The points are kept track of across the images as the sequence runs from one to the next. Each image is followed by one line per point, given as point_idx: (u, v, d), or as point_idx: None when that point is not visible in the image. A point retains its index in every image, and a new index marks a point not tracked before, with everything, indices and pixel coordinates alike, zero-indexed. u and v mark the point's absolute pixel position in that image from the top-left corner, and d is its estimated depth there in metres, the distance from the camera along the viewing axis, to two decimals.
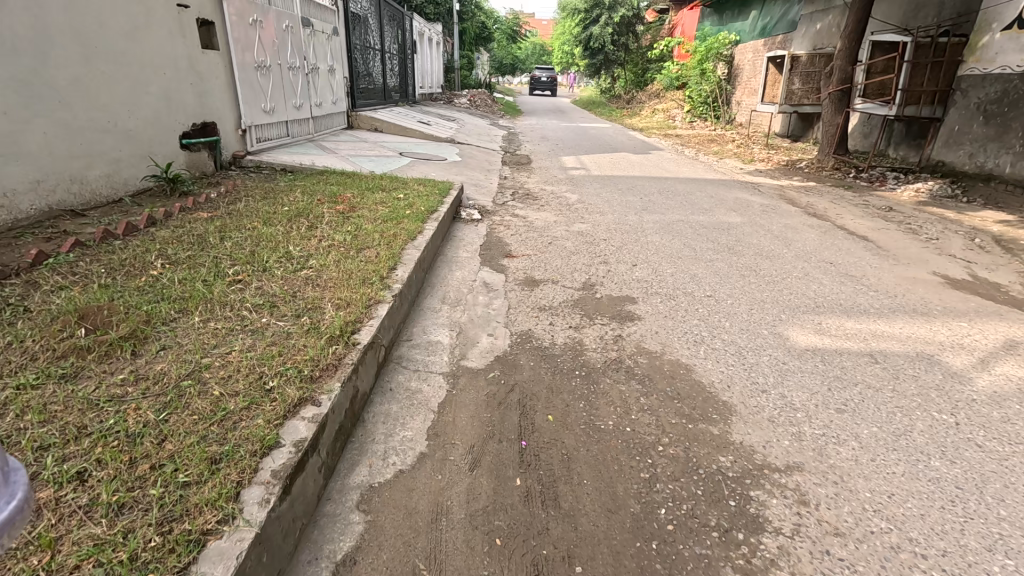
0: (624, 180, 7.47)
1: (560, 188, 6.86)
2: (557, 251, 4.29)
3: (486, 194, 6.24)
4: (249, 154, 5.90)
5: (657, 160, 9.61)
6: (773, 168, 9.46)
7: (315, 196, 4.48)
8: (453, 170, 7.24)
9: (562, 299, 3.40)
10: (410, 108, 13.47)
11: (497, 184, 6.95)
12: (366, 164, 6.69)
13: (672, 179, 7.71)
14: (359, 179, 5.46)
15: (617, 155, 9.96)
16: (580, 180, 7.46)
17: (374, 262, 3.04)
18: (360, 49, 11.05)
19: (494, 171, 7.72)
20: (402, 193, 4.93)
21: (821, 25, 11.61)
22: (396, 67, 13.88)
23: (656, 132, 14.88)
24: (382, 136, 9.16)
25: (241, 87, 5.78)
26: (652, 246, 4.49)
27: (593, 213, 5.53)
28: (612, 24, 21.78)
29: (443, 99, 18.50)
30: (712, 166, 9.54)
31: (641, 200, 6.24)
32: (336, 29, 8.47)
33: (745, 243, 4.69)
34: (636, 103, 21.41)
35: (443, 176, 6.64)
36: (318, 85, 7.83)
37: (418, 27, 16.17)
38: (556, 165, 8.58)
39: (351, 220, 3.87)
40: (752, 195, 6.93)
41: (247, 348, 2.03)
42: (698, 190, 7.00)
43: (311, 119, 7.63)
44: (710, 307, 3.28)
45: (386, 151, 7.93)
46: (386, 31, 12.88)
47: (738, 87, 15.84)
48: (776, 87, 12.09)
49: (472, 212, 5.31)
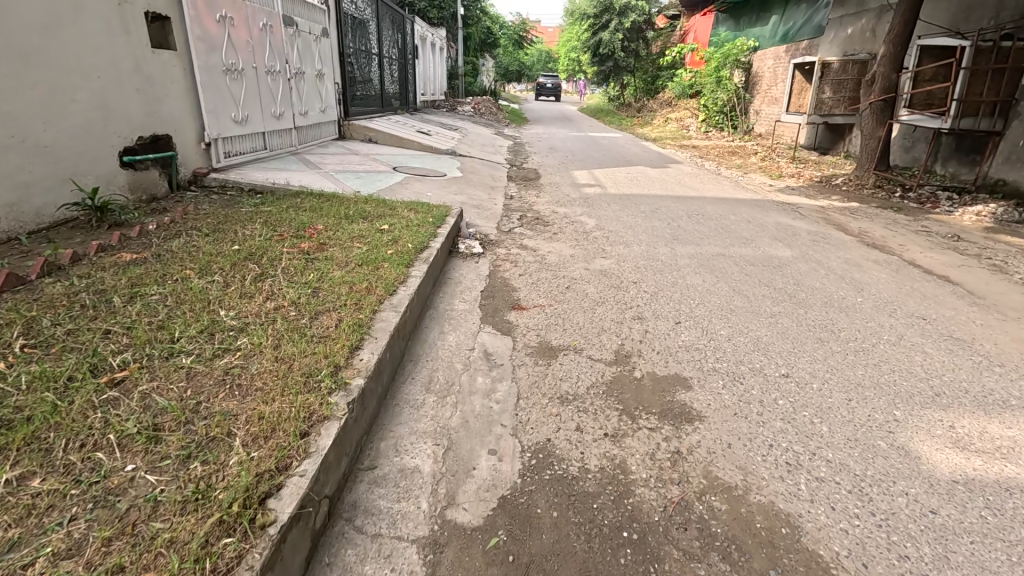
0: (645, 200, 6.61)
1: (574, 210, 6.00)
2: (576, 300, 3.43)
3: (489, 218, 5.41)
4: (213, 172, 5.07)
5: (678, 175, 8.76)
6: (806, 185, 8.58)
7: (277, 228, 3.65)
8: (452, 188, 6.40)
9: (590, 380, 2.52)
10: (409, 116, 12.66)
11: (502, 204, 6.11)
12: (353, 182, 5.83)
13: (699, 199, 6.86)
14: (339, 202, 4.63)
15: (633, 169, 9.11)
16: (596, 200, 6.61)
17: (330, 341, 2.17)
18: (356, 53, 10.26)
19: (499, 189, 6.89)
20: (388, 222, 4.08)
21: (852, 30, 10.75)
22: (396, 73, 13.10)
23: (671, 143, 14.03)
24: (376, 148, 8.32)
25: (205, 94, 4.95)
26: (693, 292, 3.64)
27: (616, 243, 4.67)
28: (622, 29, 21.00)
29: (446, 107, 17.71)
30: (739, 182, 8.67)
31: (669, 225, 5.39)
32: (325, 30, 7.65)
33: (805, 286, 3.83)
34: (647, 111, 20.59)
35: (440, 197, 5.80)
36: (303, 92, 7.00)
37: (421, 32, 15.43)
38: (567, 182, 7.73)
39: (314, 267, 3.01)
40: (793, 219, 6.07)
41: (67, 552, 1.17)
42: (731, 212, 6.13)
43: (294, 129, 6.80)
44: (793, 397, 2.41)
45: (379, 165, 7.08)
46: (385, 35, 12.12)
47: (757, 95, 14.97)
48: (803, 96, 11.23)
49: (474, 243, 4.43)
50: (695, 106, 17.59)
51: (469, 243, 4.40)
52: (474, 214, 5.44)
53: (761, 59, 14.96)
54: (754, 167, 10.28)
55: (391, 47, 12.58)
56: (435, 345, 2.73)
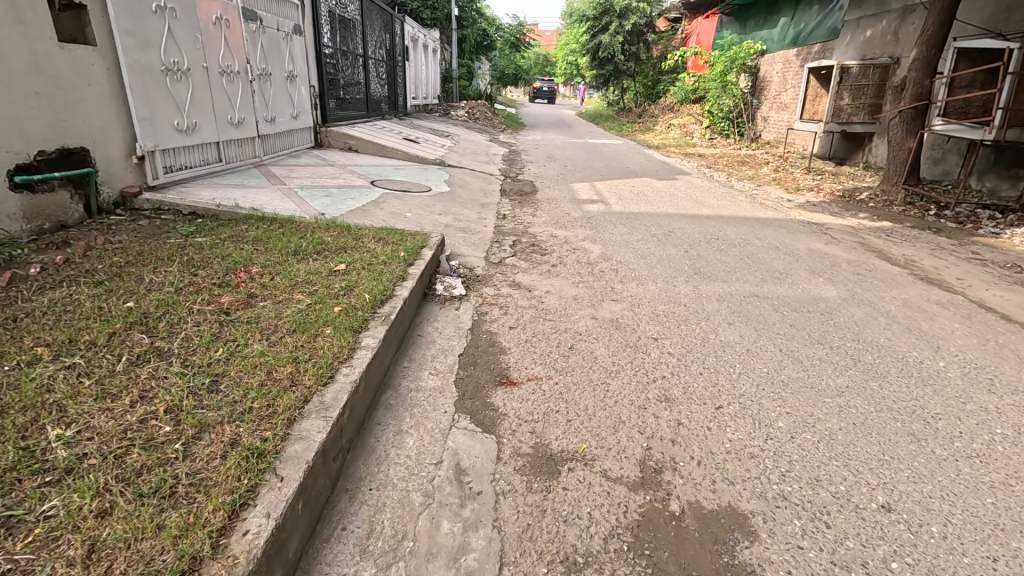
0: (655, 220, 5.85)
1: (576, 232, 5.21)
2: (581, 369, 2.65)
3: (477, 244, 4.63)
4: (147, 190, 4.26)
5: (688, 188, 8.02)
6: (828, 201, 7.83)
7: (198, 271, 2.85)
8: (435, 206, 5.61)
9: (608, 521, 1.72)
10: (398, 122, 11.87)
11: (493, 226, 5.33)
12: (321, 200, 5.02)
13: (715, 218, 6.11)
14: (294, 230, 3.85)
15: (639, 182, 8.35)
16: (599, 219, 5.84)
17: (199, 497, 1.37)
18: (339, 54, 9.48)
19: (490, 206, 6.11)
20: (346, 259, 3.27)
21: (871, 32, 10.04)
22: (384, 75, 12.32)
23: (676, 151, 13.31)
24: (356, 158, 7.52)
25: (138, 98, 4.15)
26: (730, 354, 2.85)
27: (627, 280, 3.89)
28: (622, 32, 20.28)
29: (439, 111, 16.94)
30: (755, 197, 7.92)
31: (686, 254, 4.62)
32: (296, 27, 6.86)
33: (867, 343, 3.06)
34: (648, 117, 19.88)
35: (420, 218, 5.01)
36: (269, 95, 6.20)
37: (412, 33, 14.67)
38: (565, 196, 6.96)
39: (226, 338, 2.20)
40: (825, 243, 5.31)
41: None
42: (755, 236, 5.37)
43: (257, 138, 6.00)
44: (909, 559, 1.62)
45: (355, 178, 6.27)
46: (373, 37, 11.39)
47: (766, 101, 14.24)
48: (818, 102, 10.51)
49: (457, 280, 3.63)
50: (699, 111, 16.87)
51: (450, 280, 3.60)
52: (458, 239, 4.65)
53: (769, 64, 14.25)
54: (768, 180, 9.53)
55: (379, 49, 11.84)
56: (386, 457, 1.93)
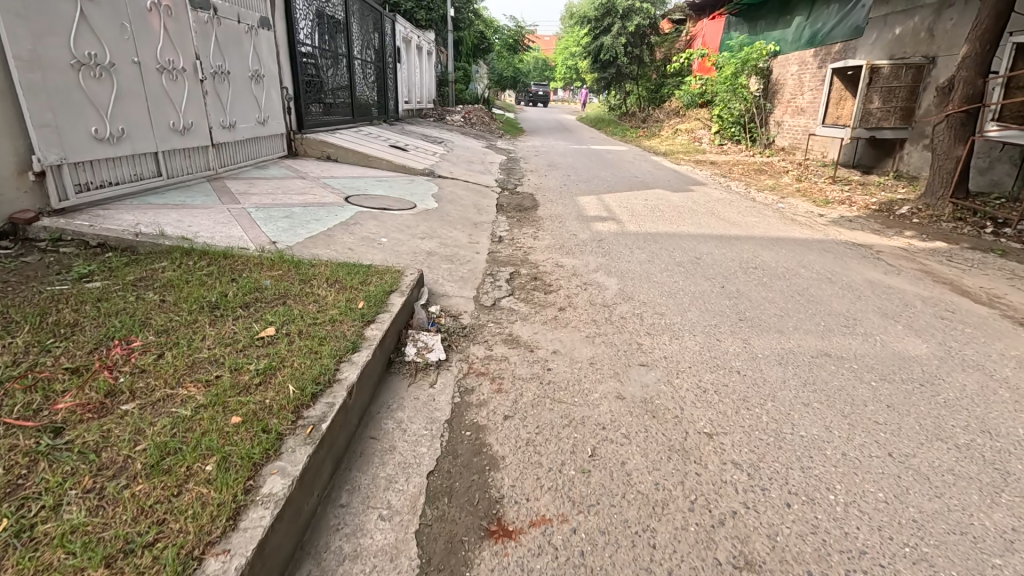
0: (677, 243, 4.98)
1: (586, 260, 4.34)
2: (608, 502, 1.77)
3: (466, 279, 3.75)
4: (49, 216, 3.38)
5: (707, 202, 7.15)
6: (865, 216, 6.96)
7: (51, 348, 1.97)
8: (418, 227, 4.74)
9: None
10: (387, 128, 11.01)
11: (485, 252, 4.46)
12: (280, 223, 4.15)
13: (747, 240, 5.22)
14: (226, 269, 2.98)
15: (652, 195, 7.48)
16: (612, 241, 4.96)
17: None
18: (320, 54, 8.62)
19: (483, 225, 5.24)
20: (281, 317, 2.39)
21: (901, 30, 9.20)
22: (373, 77, 11.47)
23: (686, 158, 12.47)
24: (333, 169, 6.65)
25: (36, 98, 3.26)
26: (823, 467, 1.97)
27: (656, 333, 3.02)
28: (626, 34, 19.44)
29: (433, 116, 16.07)
30: (783, 211, 7.05)
31: (722, 291, 3.74)
32: (262, 20, 6.00)
33: (1005, 440, 2.18)
34: (653, 122, 19.07)
35: (397, 245, 4.14)
36: (227, 97, 5.33)
37: (404, 33, 13.83)
38: (569, 213, 6.09)
39: (26, 493, 1.32)
40: (883, 271, 4.45)
41: None
42: (799, 263, 4.51)
43: (211, 146, 5.13)
44: None
45: (328, 193, 5.40)
46: (360, 37, 10.55)
47: (780, 105, 13.40)
48: (843, 106, 9.71)
49: (436, 337, 2.74)
50: (707, 116, 16.03)
51: (427, 338, 2.71)
52: (443, 273, 3.78)
53: (783, 65, 13.43)
54: (791, 191, 8.67)
55: (366, 50, 10.98)
56: None
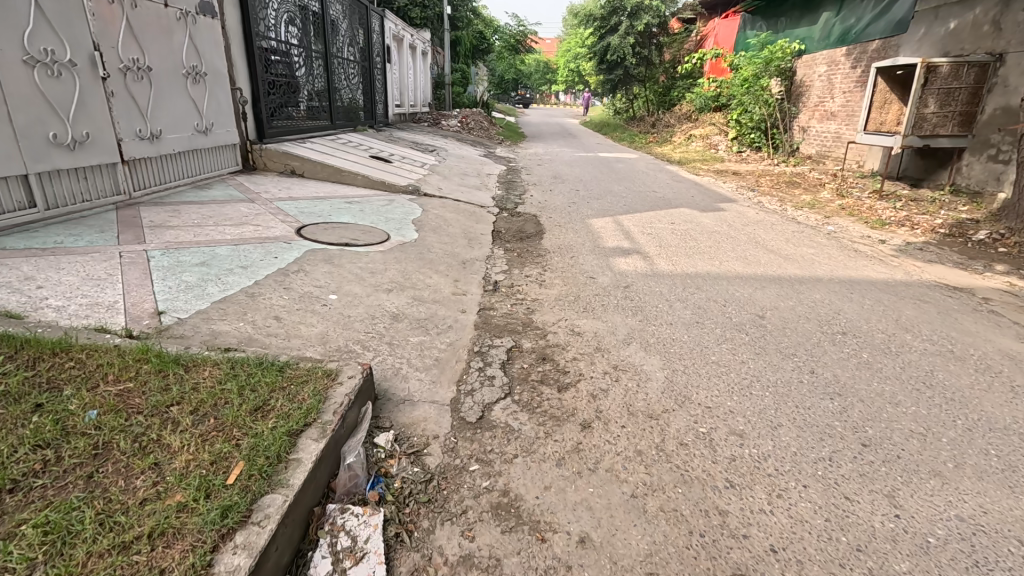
0: (726, 291, 3.81)
1: (611, 324, 3.16)
2: None
3: (442, 363, 2.58)
4: None
5: (745, 226, 5.97)
6: (937, 243, 5.78)
7: None
8: (387, 271, 3.59)
9: None
10: (373, 134, 9.86)
11: (474, 309, 3.30)
12: (189, 275, 3.00)
13: (815, 284, 4.04)
14: (34, 382, 1.81)
15: (677, 217, 6.31)
16: (641, 288, 3.78)
17: None
18: (293, 51, 7.45)
19: (473, 264, 4.08)
20: (50, 534, 1.22)
21: (957, 24, 8.04)
22: (358, 78, 10.33)
23: (704, 168, 11.33)
24: (294, 188, 5.48)
25: None
26: None
27: (741, 485, 1.87)
28: (634, 33, 18.47)
29: (428, 120, 14.90)
30: (838, 236, 5.88)
31: (817, 385, 2.56)
32: (202, 4, 4.85)
33: None
34: (662, 127, 17.98)
35: (350, 306, 2.97)
36: (146, 100, 4.18)
37: (396, 31, 12.73)
38: (580, 243, 4.92)
39: None
40: (1014, 335, 3.29)
41: None
42: (896, 323, 3.35)
43: (120, 164, 3.98)
44: None
45: (277, 223, 4.24)
46: (342, 34, 9.41)
47: (806, 109, 12.23)
48: (887, 112, 8.71)
49: (372, 519, 1.59)
50: (723, 121, 14.86)
51: (355, 525, 1.56)
52: (410, 355, 2.61)
53: (809, 66, 12.24)
54: (835, 208, 7.49)
55: (350, 48, 9.81)
56: None
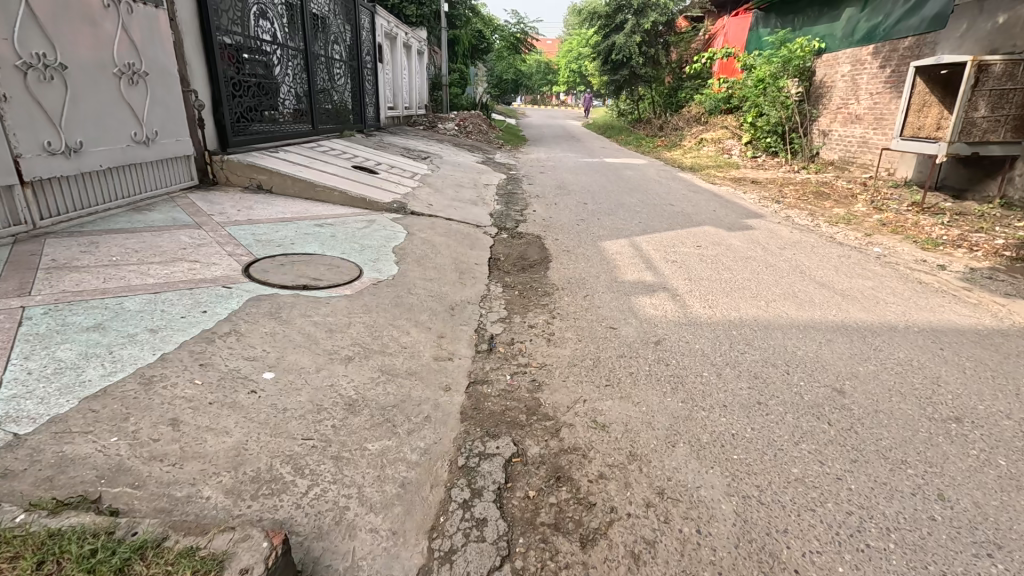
0: (785, 349, 2.99)
1: (646, 410, 2.35)
2: None
3: (410, 495, 1.77)
4: None
5: (782, 249, 5.16)
6: (1006, 270, 4.98)
7: None
8: (351, 327, 2.78)
9: None
10: (362, 140, 9.08)
11: (462, 383, 2.48)
12: (69, 347, 2.19)
13: (892, 336, 3.23)
14: None
15: (702, 238, 5.50)
16: (677, 345, 2.97)
17: None
18: (270, 49, 6.63)
19: (464, 311, 3.27)
20: None
21: (1006, 17, 7.23)
22: (347, 79, 9.55)
23: (720, 175, 10.53)
24: (257, 209, 4.67)
25: None
26: None
27: None
28: (640, 31, 17.74)
29: (423, 124, 14.12)
30: (891, 261, 5.06)
31: (958, 527, 1.75)
32: None
33: None
34: (670, 130, 17.19)
35: (290, 392, 2.16)
36: (57, 106, 3.38)
37: (389, 29, 11.98)
38: (594, 276, 4.11)
39: None
40: None
41: None
42: (1015, 399, 2.55)
43: (19, 187, 3.18)
44: None
45: (222, 258, 3.44)
46: (327, 31, 8.60)
47: (827, 112, 11.42)
48: (925, 115, 7.85)
49: None
50: (736, 124, 14.05)
51: None
52: (363, 480, 1.80)
53: (831, 66, 11.42)
54: (875, 224, 6.70)
55: (336, 47, 9.00)
56: None
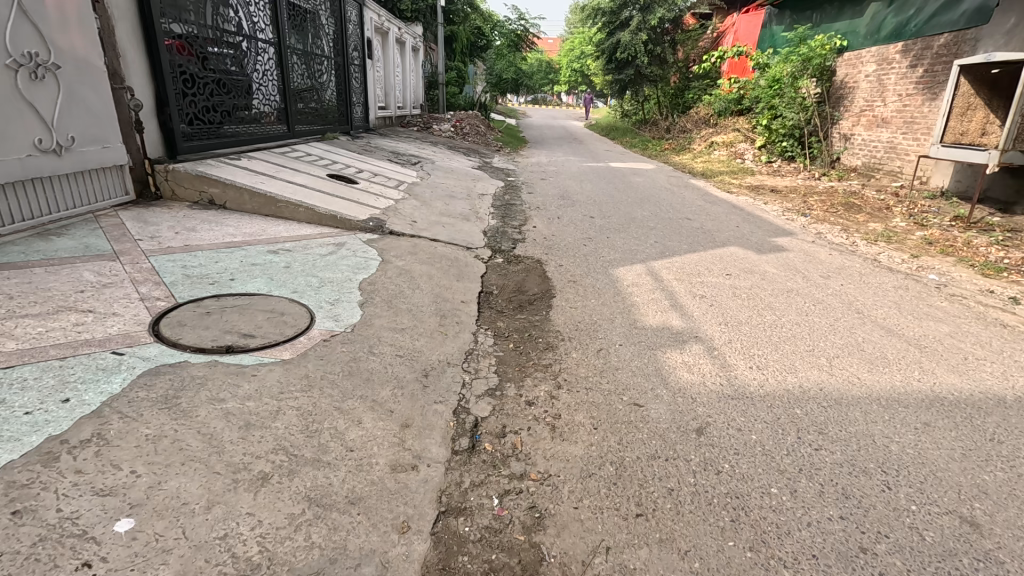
0: (872, 442, 2.21)
1: (701, 571, 1.56)
2: None
3: None
4: None
5: (825, 277, 4.38)
6: None
7: None
8: (277, 419, 1.99)
9: None
10: (347, 143, 8.30)
11: (427, 519, 1.69)
12: None
13: (1008, 415, 2.44)
14: None
15: (730, 263, 4.72)
16: (728, 437, 2.19)
17: None
18: (234, 39, 5.79)
19: (440, 379, 2.48)
20: None
21: None
22: (331, 76, 8.75)
23: (735, 183, 9.75)
24: (200, 230, 3.88)
25: None
26: None
27: None
28: (646, 28, 16.96)
29: (417, 125, 13.32)
30: (955, 293, 4.28)
31: None
32: None
33: None
34: (678, 132, 16.42)
35: (147, 562, 1.37)
36: None
37: (381, 23, 11.20)
38: (608, 319, 3.32)
39: None
40: None
41: None
42: None
43: None
44: None
45: (130, 305, 2.65)
46: (306, 21, 7.75)
47: (849, 115, 10.62)
48: (968, 120, 7.08)
49: None
50: (749, 127, 13.28)
51: None
52: None
53: (853, 65, 10.62)
54: (919, 243, 5.92)
55: (318, 39, 8.16)
56: None
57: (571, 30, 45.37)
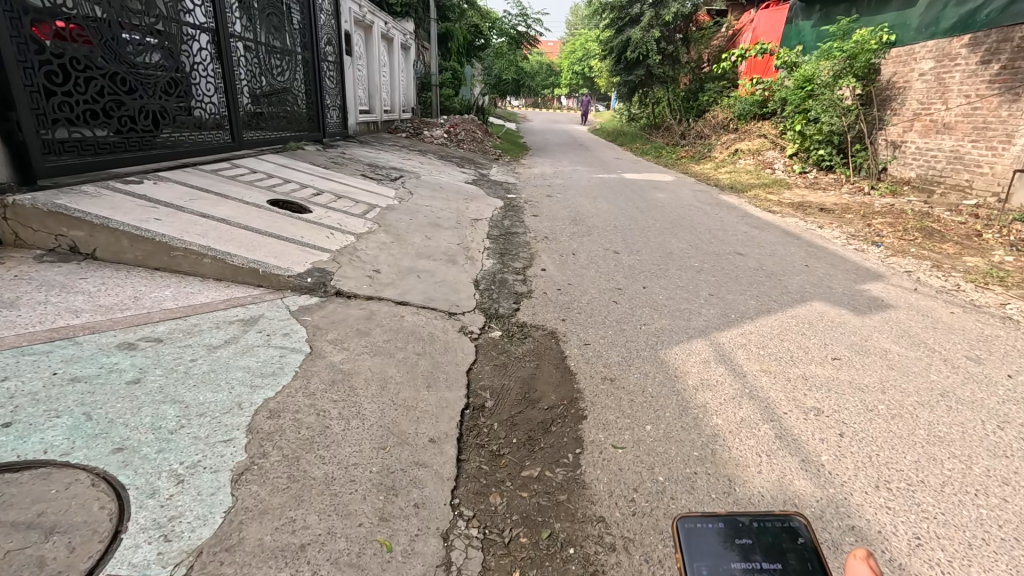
0: None
1: None
2: None
3: None
4: None
5: (978, 361, 2.96)
6: None
7: None
8: None
9: None
10: (315, 154, 6.89)
11: None
12: None
13: None
14: None
15: (827, 331, 3.29)
16: None
17: None
18: (141, 20, 4.34)
19: None
20: None
21: None
22: (297, 75, 7.35)
23: (773, 199, 8.38)
24: (24, 306, 2.47)
25: None
26: None
27: None
28: (659, 25, 15.58)
29: (406, 131, 11.94)
30: None
31: None
32: None
33: None
34: (695, 139, 15.05)
35: None
36: None
37: (363, 16, 9.82)
38: (682, 483, 1.90)
39: None
40: None
41: None
42: None
43: None
44: None
45: None
46: (261, 6, 6.33)
47: (899, 119, 9.20)
48: None
49: None
50: (777, 132, 11.90)
51: None
52: None
53: (904, 63, 9.18)
54: None
55: (276, 29, 6.72)
56: None
57: (574, 31, 43.96)
